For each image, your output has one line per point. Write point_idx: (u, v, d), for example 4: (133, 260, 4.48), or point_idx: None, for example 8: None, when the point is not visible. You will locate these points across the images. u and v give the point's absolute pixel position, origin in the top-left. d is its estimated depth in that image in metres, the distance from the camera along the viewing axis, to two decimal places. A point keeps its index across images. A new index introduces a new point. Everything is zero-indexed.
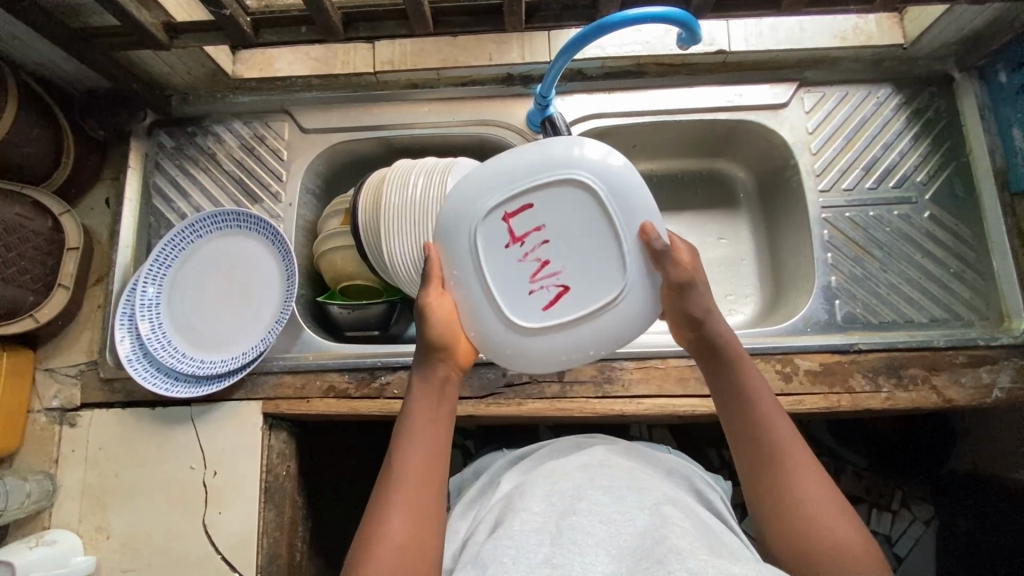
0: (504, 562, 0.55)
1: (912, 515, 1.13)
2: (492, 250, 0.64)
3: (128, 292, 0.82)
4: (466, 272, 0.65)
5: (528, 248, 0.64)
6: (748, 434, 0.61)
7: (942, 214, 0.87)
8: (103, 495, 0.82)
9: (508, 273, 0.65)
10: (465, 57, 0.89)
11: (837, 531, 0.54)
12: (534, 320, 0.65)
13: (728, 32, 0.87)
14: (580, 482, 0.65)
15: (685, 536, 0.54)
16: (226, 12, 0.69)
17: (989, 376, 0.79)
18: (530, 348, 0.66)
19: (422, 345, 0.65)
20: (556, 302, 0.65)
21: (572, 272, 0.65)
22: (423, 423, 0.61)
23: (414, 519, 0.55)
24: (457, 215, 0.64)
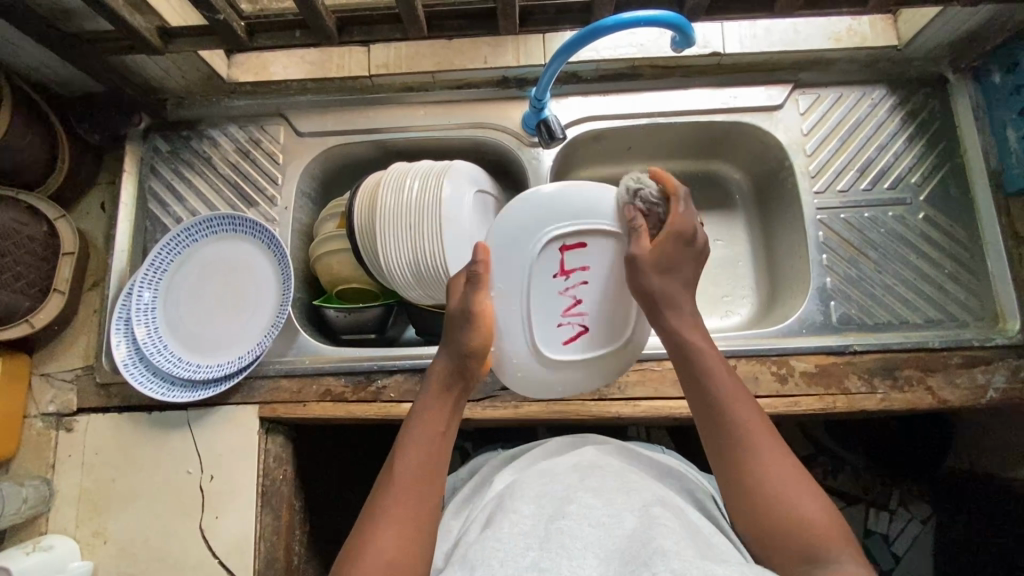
0: (492, 564, 0.55)
1: (910, 514, 1.13)
2: (542, 280, 0.70)
3: (124, 297, 0.82)
4: (512, 291, 0.70)
5: (569, 284, 0.72)
6: (712, 421, 0.64)
7: (936, 215, 0.87)
8: (101, 500, 0.82)
9: (547, 303, 0.71)
10: (460, 60, 0.89)
11: (797, 504, 0.58)
12: (554, 351, 0.72)
13: (722, 34, 0.87)
14: (570, 485, 0.65)
15: (671, 536, 0.55)
16: (219, 16, 0.69)
17: (984, 376, 0.80)
18: (546, 375, 0.73)
19: (455, 348, 0.68)
20: (576, 338, 0.73)
21: (597, 316, 0.73)
22: (424, 432, 0.65)
23: (402, 532, 0.58)
24: (517, 239, 0.69)
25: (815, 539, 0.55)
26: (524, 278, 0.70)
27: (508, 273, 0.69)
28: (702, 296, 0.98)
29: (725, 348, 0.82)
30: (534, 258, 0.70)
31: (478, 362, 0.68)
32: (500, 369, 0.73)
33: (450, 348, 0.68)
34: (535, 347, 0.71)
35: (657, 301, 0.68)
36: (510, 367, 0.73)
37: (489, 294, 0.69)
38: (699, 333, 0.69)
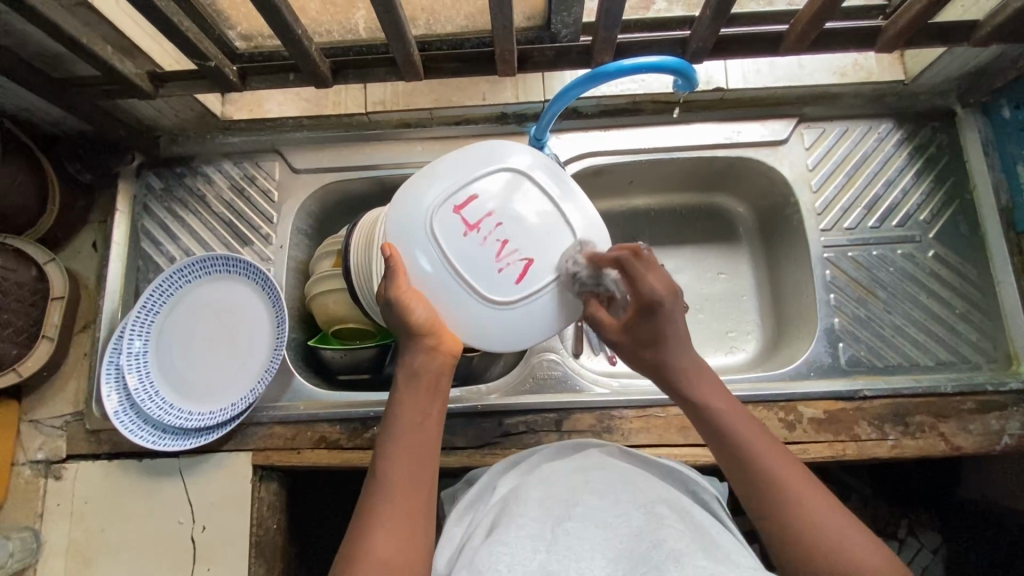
0: (500, 569, 0.48)
1: (919, 543, 1.04)
2: (451, 240, 0.61)
3: (114, 341, 0.80)
4: (433, 263, 0.61)
5: (484, 232, 0.62)
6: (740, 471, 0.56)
7: (946, 253, 0.85)
8: (89, 551, 0.80)
9: (473, 258, 0.61)
10: (458, 97, 0.88)
11: (850, 542, 0.50)
12: (504, 293, 0.62)
13: (726, 70, 0.85)
14: (573, 483, 0.58)
15: (681, 537, 0.49)
16: (210, 63, 0.68)
17: (998, 422, 0.77)
18: (501, 322, 0.62)
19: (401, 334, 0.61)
20: (526, 274, 0.62)
21: (530, 245, 0.62)
22: (405, 431, 0.58)
23: (395, 538, 0.52)
24: (415, 215, 0.62)
25: None
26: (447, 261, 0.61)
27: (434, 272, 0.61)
28: (706, 333, 0.95)
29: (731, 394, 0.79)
30: (433, 222, 0.62)
31: (433, 337, 0.60)
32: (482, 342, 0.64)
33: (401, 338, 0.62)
34: (485, 302, 0.61)
35: (659, 369, 0.62)
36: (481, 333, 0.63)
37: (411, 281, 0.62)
38: (713, 389, 0.61)
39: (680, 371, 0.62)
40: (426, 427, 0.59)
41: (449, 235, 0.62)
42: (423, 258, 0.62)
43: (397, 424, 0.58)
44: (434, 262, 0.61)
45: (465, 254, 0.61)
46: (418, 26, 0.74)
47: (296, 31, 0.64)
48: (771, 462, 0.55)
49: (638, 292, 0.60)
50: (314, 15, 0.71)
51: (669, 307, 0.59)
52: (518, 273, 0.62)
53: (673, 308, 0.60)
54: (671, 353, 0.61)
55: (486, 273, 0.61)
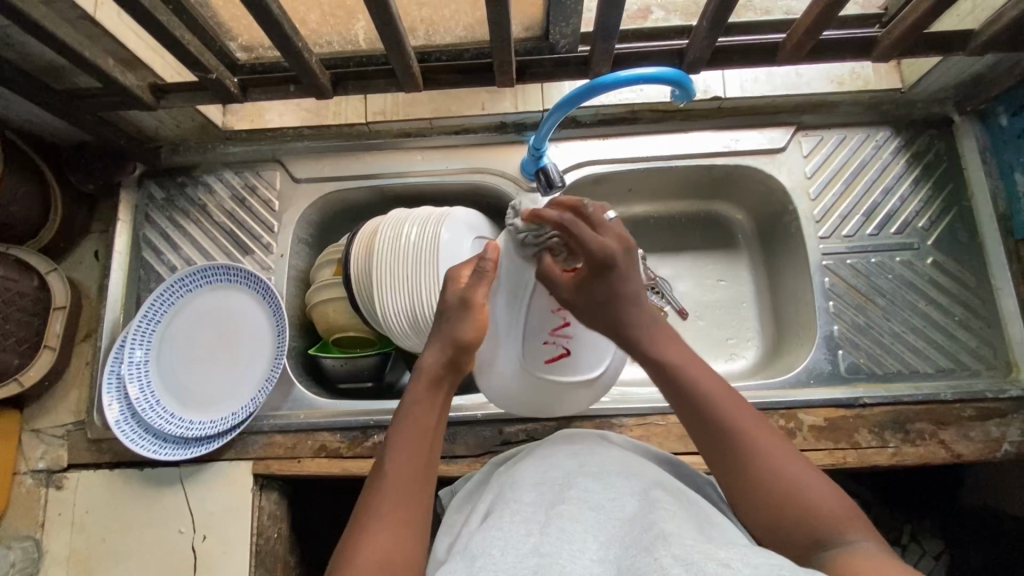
0: (492, 554, 0.48)
1: (922, 549, 1.04)
2: (539, 300, 0.68)
3: (116, 351, 0.80)
4: (517, 302, 0.67)
5: (563, 305, 0.69)
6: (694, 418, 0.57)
7: (945, 260, 0.85)
8: (89, 561, 0.80)
9: (539, 321, 0.69)
10: (458, 106, 0.88)
11: (801, 483, 0.51)
12: (536, 365, 0.70)
13: (723, 80, 0.86)
14: (568, 468, 0.58)
15: (673, 520, 0.49)
16: (212, 75, 0.69)
17: (998, 429, 0.77)
18: (515, 382, 0.71)
19: (446, 335, 0.62)
20: (559, 358, 0.71)
21: (580, 339, 0.71)
22: (415, 431, 0.58)
23: (397, 532, 0.51)
24: (528, 250, 0.67)
25: (828, 523, 0.49)
26: (521, 312, 0.68)
27: (506, 311, 0.68)
28: (706, 340, 0.95)
29: None
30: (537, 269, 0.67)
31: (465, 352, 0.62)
32: (488, 386, 0.73)
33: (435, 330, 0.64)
34: (519, 363, 0.70)
35: (616, 327, 0.62)
36: (496, 382, 0.72)
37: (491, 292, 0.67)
38: (668, 338, 0.61)
39: (631, 321, 0.61)
40: (436, 432, 0.60)
41: (538, 291, 0.68)
42: (506, 295, 0.67)
43: (409, 422, 0.59)
44: (508, 306, 0.68)
45: (532, 315, 0.68)
46: (418, 37, 0.74)
47: (296, 43, 0.64)
48: (726, 410, 0.56)
49: (589, 253, 0.60)
50: (315, 27, 0.72)
51: (623, 267, 0.61)
52: (552, 354, 0.70)
53: (625, 266, 0.61)
54: (630, 311, 0.61)
55: (535, 341, 0.69)
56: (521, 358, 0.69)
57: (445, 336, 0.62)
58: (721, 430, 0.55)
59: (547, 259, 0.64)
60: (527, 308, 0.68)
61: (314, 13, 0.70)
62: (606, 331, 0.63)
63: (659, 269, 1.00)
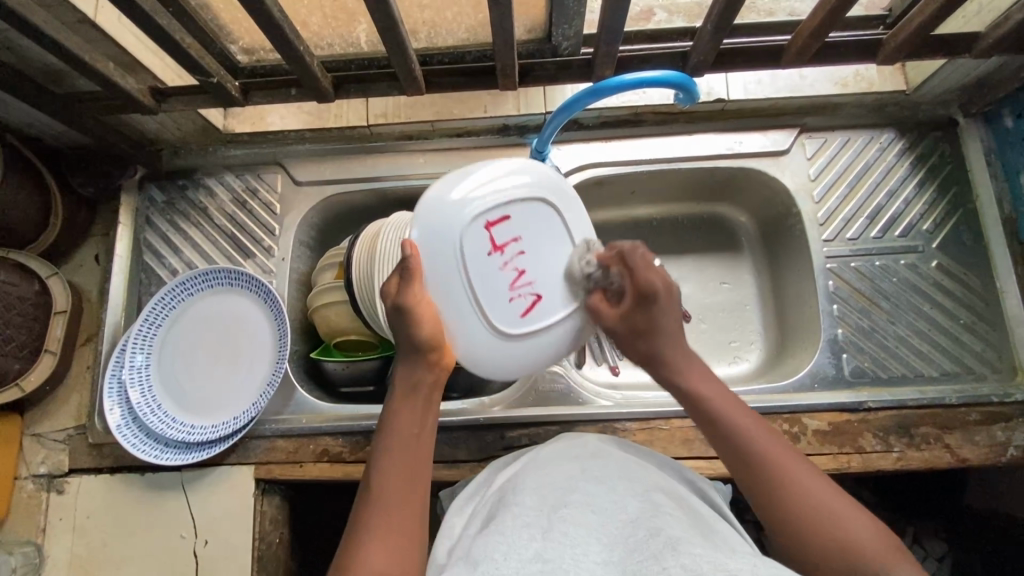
0: (495, 558, 0.47)
1: (925, 551, 1.01)
2: (477, 260, 0.62)
3: (117, 354, 0.80)
4: (453, 276, 0.62)
5: (507, 256, 0.63)
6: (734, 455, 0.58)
7: (950, 263, 0.85)
8: (91, 566, 0.80)
9: (490, 283, 0.63)
10: (460, 109, 0.88)
11: (844, 520, 0.51)
12: (511, 325, 0.64)
13: (726, 82, 0.85)
14: (571, 472, 0.57)
15: (680, 526, 0.49)
16: (213, 79, 0.69)
17: (1004, 434, 0.77)
18: (502, 352, 0.64)
19: (406, 344, 0.62)
20: (532, 309, 0.64)
21: (545, 280, 0.64)
22: (398, 444, 0.59)
23: (387, 544, 0.52)
24: (441, 221, 0.61)
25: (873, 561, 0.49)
26: (463, 279, 0.62)
27: (448, 285, 0.62)
28: (709, 343, 0.95)
29: None
30: (460, 232, 0.61)
31: (436, 353, 0.63)
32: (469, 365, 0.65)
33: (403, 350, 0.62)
34: (491, 329, 0.63)
35: (651, 360, 0.64)
36: (474, 357, 0.65)
37: (426, 284, 0.62)
38: (705, 377, 0.63)
39: (670, 362, 0.64)
40: (421, 441, 0.61)
41: (472, 252, 0.62)
42: (442, 271, 0.61)
43: (392, 435, 0.60)
44: (453, 279, 0.62)
45: (482, 277, 0.62)
46: (420, 39, 0.74)
47: (297, 46, 0.64)
48: (765, 446, 0.57)
49: (636, 282, 0.64)
50: (316, 30, 0.72)
51: (664, 300, 0.63)
52: (523, 303, 0.63)
53: (667, 303, 0.64)
54: (662, 346, 0.64)
55: (496, 300, 0.63)
56: (490, 319, 0.63)
57: (411, 347, 0.62)
58: (761, 467, 0.56)
59: (599, 299, 0.66)
60: (474, 270, 0.62)
61: (315, 15, 0.69)
62: (639, 361, 0.65)
63: None
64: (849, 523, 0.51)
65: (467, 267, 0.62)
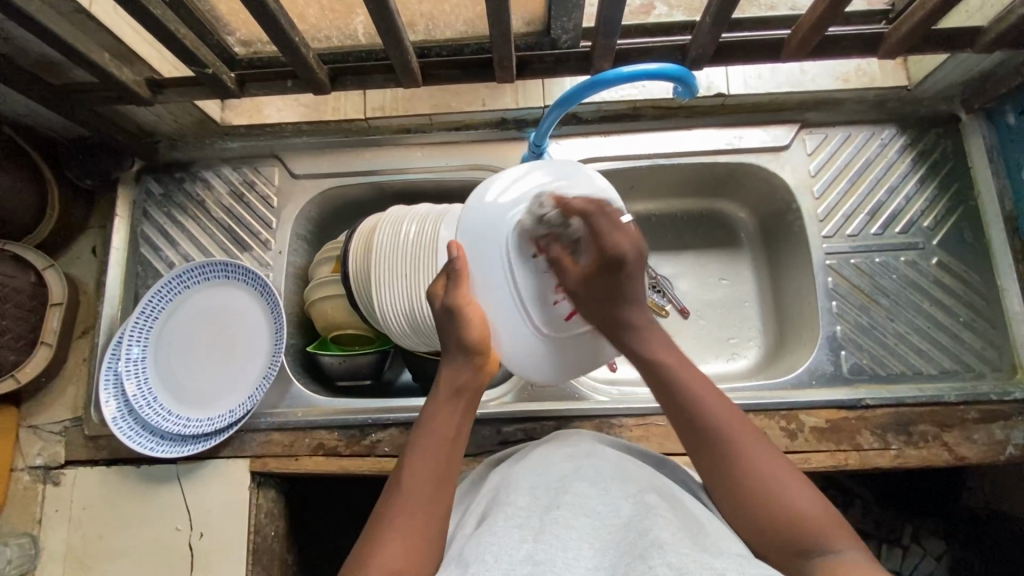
0: (486, 560, 0.47)
1: (923, 550, 1.01)
2: (524, 262, 0.66)
3: (113, 347, 0.80)
4: (498, 280, 0.66)
5: (551, 260, 0.67)
6: (681, 414, 0.58)
7: (950, 261, 0.84)
8: (86, 558, 0.80)
9: (535, 285, 0.67)
10: (458, 102, 0.87)
11: (785, 491, 0.51)
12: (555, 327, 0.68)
13: (727, 76, 0.85)
14: (564, 470, 0.57)
15: (670, 528, 0.48)
16: (208, 70, 0.69)
17: (1003, 432, 0.76)
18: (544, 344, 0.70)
19: (452, 346, 0.63)
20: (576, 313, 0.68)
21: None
22: (434, 444, 0.58)
23: (409, 544, 0.51)
24: (486, 223, 0.66)
25: (812, 529, 0.49)
26: (510, 275, 0.66)
27: (493, 281, 0.66)
28: (707, 339, 0.94)
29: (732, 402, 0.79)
30: (506, 231, 0.65)
31: (482, 355, 0.63)
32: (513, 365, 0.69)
33: (449, 350, 0.63)
34: (536, 328, 0.67)
35: (615, 324, 0.64)
36: (518, 356, 0.68)
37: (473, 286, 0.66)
38: (662, 344, 0.63)
39: (629, 325, 0.64)
40: (455, 443, 0.59)
41: (520, 255, 0.66)
42: (491, 269, 0.65)
43: (427, 433, 0.59)
44: (501, 279, 0.66)
45: (529, 280, 0.66)
46: (417, 31, 0.73)
47: (292, 37, 0.63)
48: (712, 412, 0.56)
49: (605, 249, 0.63)
50: (313, 22, 0.71)
51: (633, 264, 0.64)
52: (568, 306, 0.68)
53: (635, 266, 0.64)
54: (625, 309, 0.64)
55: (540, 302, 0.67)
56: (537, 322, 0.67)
57: (458, 347, 0.62)
58: (704, 432, 0.56)
59: (563, 256, 0.66)
60: (522, 272, 0.66)
61: (312, 7, 0.69)
62: (600, 323, 0.65)
63: (661, 268, 0.99)
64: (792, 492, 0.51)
65: (517, 269, 0.66)
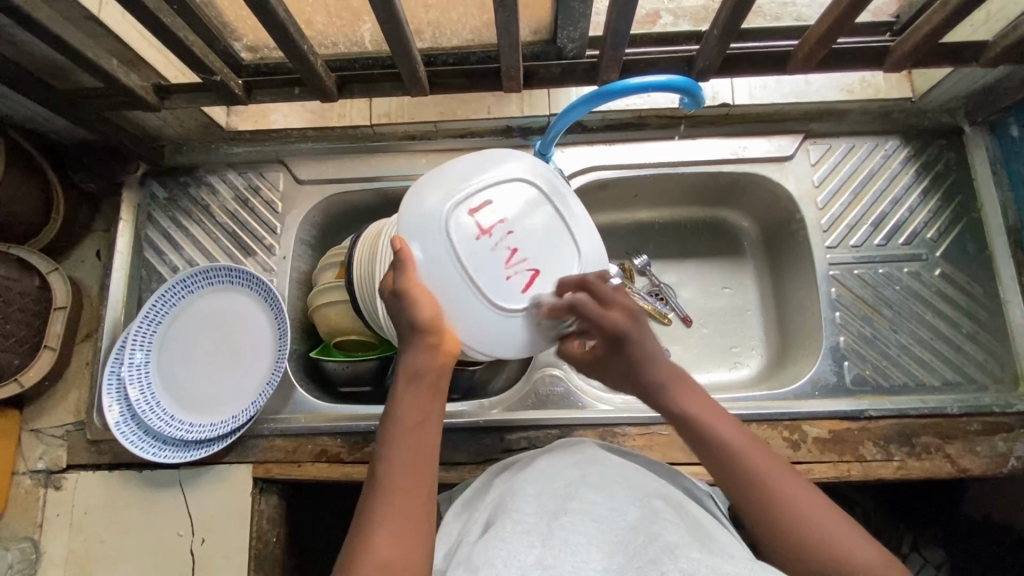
0: (495, 565, 0.47)
1: (924, 558, 1.01)
2: (464, 241, 0.61)
3: (116, 352, 0.79)
4: (445, 264, 0.60)
5: (496, 238, 0.62)
6: (728, 470, 0.56)
7: (954, 272, 0.84)
8: (87, 562, 0.79)
9: (483, 263, 0.61)
10: (463, 110, 0.88)
11: (848, 543, 0.50)
12: (516, 303, 0.62)
13: (732, 86, 0.85)
14: (570, 477, 0.57)
15: (676, 531, 0.48)
16: (216, 76, 0.69)
17: (1005, 444, 0.77)
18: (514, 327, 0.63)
19: (407, 331, 0.60)
20: (532, 284, 0.63)
21: (538, 254, 0.63)
22: (405, 432, 0.57)
23: (394, 539, 0.51)
24: (422, 216, 0.61)
25: None
26: (451, 255, 0.60)
27: (437, 272, 0.60)
28: (709, 348, 0.94)
29: (735, 412, 0.79)
30: (444, 218, 0.61)
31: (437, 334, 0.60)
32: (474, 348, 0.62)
33: (404, 336, 0.60)
34: (495, 309, 0.62)
35: (645, 393, 0.63)
36: (485, 342, 0.62)
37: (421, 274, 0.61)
38: (703, 403, 0.61)
39: (662, 389, 0.62)
40: (426, 425, 0.58)
41: (462, 238, 0.61)
42: (433, 263, 0.60)
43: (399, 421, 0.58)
44: (444, 267, 0.60)
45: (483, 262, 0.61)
46: (424, 39, 0.73)
47: (301, 45, 0.63)
48: (766, 472, 0.55)
49: (603, 330, 0.63)
50: (321, 29, 0.71)
51: (636, 339, 0.63)
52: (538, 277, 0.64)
53: (643, 340, 0.63)
54: (649, 379, 0.63)
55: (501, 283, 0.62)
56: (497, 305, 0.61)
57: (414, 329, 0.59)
58: (761, 495, 0.54)
59: (570, 340, 0.67)
60: (471, 256, 0.61)
61: (320, 14, 0.69)
62: (630, 393, 0.66)
63: (663, 276, 0.99)
64: (855, 549, 0.50)
65: (460, 251, 0.61)
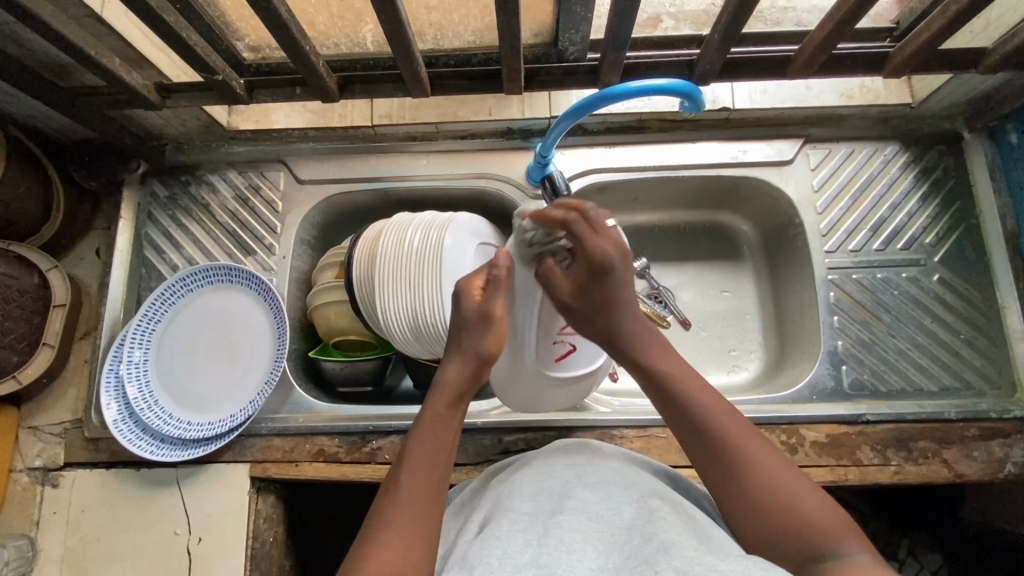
0: (490, 564, 0.47)
1: (920, 565, 1.01)
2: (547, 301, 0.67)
3: (115, 349, 0.79)
4: (523, 308, 0.67)
5: None
6: (693, 431, 0.57)
7: (952, 277, 0.85)
8: (84, 561, 0.79)
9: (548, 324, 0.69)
10: (464, 111, 0.88)
11: (799, 499, 0.51)
12: (547, 367, 0.73)
13: (732, 91, 0.85)
14: (566, 478, 0.57)
15: (672, 529, 0.48)
16: (218, 76, 0.69)
17: (1002, 449, 0.77)
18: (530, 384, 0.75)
19: (468, 349, 0.61)
20: (566, 357, 0.73)
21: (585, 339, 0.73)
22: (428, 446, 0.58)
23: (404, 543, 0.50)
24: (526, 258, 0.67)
25: (830, 540, 0.48)
26: (531, 303, 0.67)
27: (513, 310, 0.67)
28: (707, 351, 0.95)
29: None
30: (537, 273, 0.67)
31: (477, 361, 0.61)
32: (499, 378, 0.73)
33: (451, 348, 0.63)
34: (530, 360, 0.71)
35: (614, 333, 0.62)
36: (509, 377, 0.74)
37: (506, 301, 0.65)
38: (670, 357, 0.61)
39: (630, 335, 0.62)
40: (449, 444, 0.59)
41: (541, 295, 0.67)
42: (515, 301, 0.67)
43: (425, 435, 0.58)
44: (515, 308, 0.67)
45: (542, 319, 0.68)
46: (426, 40, 0.74)
47: (303, 45, 0.64)
48: (724, 428, 0.56)
49: (586, 251, 0.60)
50: (323, 30, 0.72)
51: (621, 270, 0.61)
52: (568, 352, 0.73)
53: (621, 274, 0.61)
54: (625, 317, 0.62)
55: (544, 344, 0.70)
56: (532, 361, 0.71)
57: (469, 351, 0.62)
58: (718, 453, 0.55)
59: (547, 260, 0.64)
60: (539, 313, 0.68)
61: (322, 14, 0.70)
62: (598, 335, 0.63)
63: (662, 278, 0.99)
64: (805, 505, 0.51)
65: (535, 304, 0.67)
